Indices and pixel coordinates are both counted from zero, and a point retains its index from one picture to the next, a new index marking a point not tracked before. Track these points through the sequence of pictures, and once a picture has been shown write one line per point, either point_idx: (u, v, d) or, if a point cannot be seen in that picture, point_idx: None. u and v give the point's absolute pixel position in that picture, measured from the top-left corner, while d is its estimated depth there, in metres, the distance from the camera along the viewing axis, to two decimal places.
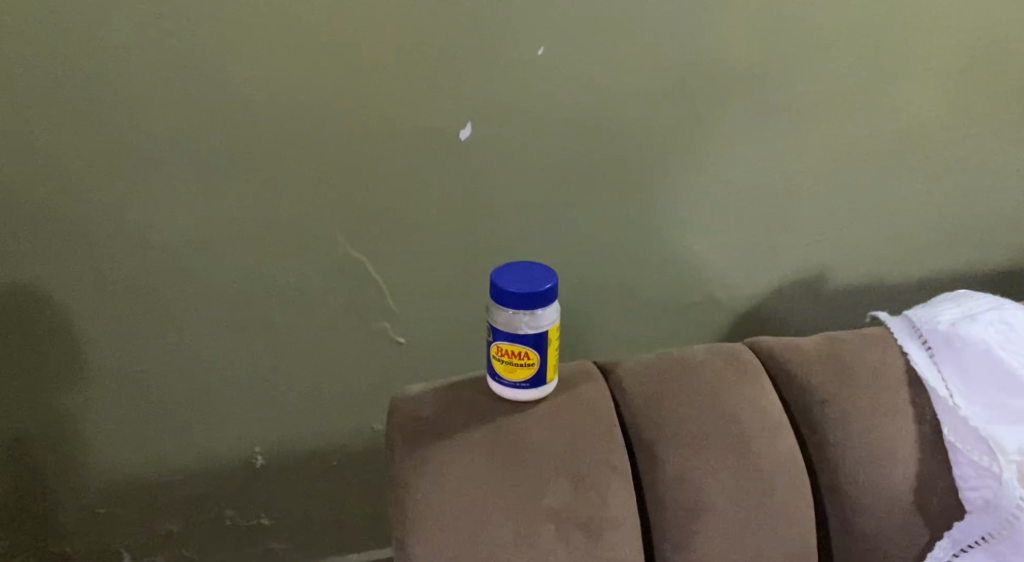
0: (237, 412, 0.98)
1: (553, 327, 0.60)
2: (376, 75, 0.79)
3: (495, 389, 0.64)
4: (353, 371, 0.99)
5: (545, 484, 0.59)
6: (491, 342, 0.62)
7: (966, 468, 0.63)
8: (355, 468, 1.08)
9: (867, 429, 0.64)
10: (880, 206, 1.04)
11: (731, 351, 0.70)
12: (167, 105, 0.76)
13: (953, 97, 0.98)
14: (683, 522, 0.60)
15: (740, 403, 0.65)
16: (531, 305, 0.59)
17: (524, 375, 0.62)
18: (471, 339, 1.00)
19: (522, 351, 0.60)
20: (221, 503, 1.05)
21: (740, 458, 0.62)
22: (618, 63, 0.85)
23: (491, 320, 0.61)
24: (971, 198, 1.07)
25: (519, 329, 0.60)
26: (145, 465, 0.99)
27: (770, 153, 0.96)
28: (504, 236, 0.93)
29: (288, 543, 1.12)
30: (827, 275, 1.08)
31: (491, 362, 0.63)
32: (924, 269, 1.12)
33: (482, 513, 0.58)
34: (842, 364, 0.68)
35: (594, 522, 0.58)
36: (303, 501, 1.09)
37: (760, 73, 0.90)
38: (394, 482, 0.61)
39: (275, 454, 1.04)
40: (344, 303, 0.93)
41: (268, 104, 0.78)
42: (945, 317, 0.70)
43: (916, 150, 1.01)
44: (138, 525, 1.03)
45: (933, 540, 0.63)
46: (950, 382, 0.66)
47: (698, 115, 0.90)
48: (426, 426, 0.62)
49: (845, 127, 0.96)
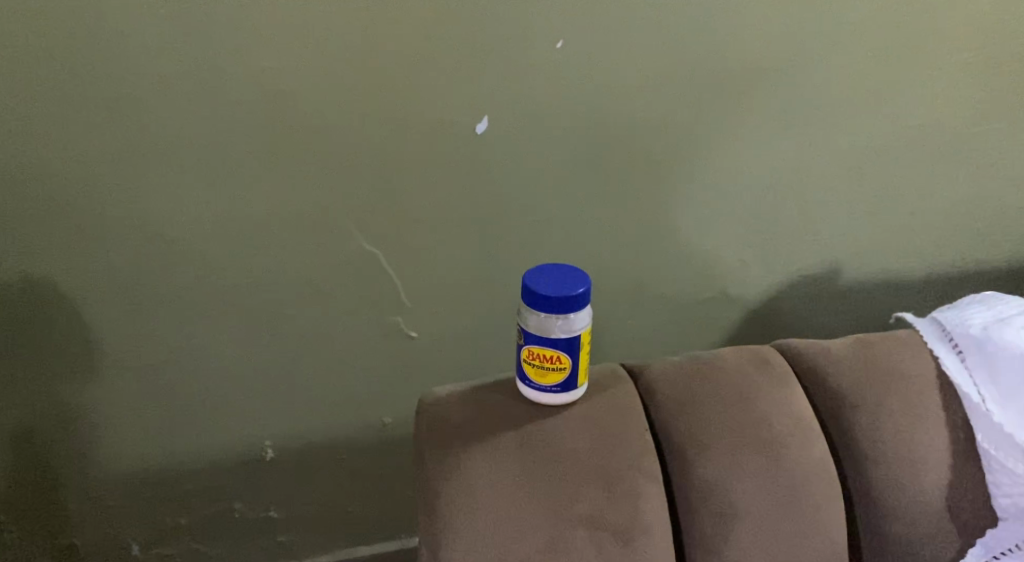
0: (248, 406, 0.98)
1: (585, 331, 0.59)
2: (393, 69, 0.78)
3: (524, 393, 0.63)
4: (365, 366, 0.98)
5: (577, 490, 0.58)
6: (521, 346, 0.61)
7: (1000, 475, 0.62)
8: (365, 462, 1.07)
9: (899, 436, 0.63)
10: (897, 202, 1.03)
11: (761, 354, 0.69)
12: (179, 99, 0.75)
13: (973, 92, 0.97)
14: (715, 529, 0.59)
15: (772, 408, 0.64)
16: (563, 309, 0.58)
17: (556, 378, 0.61)
18: (484, 334, 0.99)
19: (554, 355, 0.59)
20: (230, 495, 1.05)
21: (772, 465, 0.61)
22: (637, 58, 0.83)
23: (521, 323, 0.60)
24: (989, 195, 1.06)
25: (551, 333, 0.59)
26: (155, 458, 0.98)
27: (788, 149, 0.95)
28: (518, 232, 0.92)
29: (298, 536, 1.12)
30: (842, 271, 1.07)
31: (521, 365, 0.62)
32: (940, 265, 1.11)
33: (512, 519, 0.57)
34: (873, 367, 0.67)
35: (626, 529, 0.57)
36: (313, 494, 1.08)
37: (779, 68, 0.88)
38: (422, 486, 0.60)
39: (285, 448, 1.03)
40: (358, 297, 0.92)
41: (284, 98, 0.77)
42: (976, 321, 0.69)
43: (934, 147, 1.00)
44: (147, 517, 1.03)
45: (965, 547, 0.62)
46: (982, 388, 0.65)
47: (718, 110, 0.89)
48: (455, 430, 0.61)
49: (864, 123, 0.95)
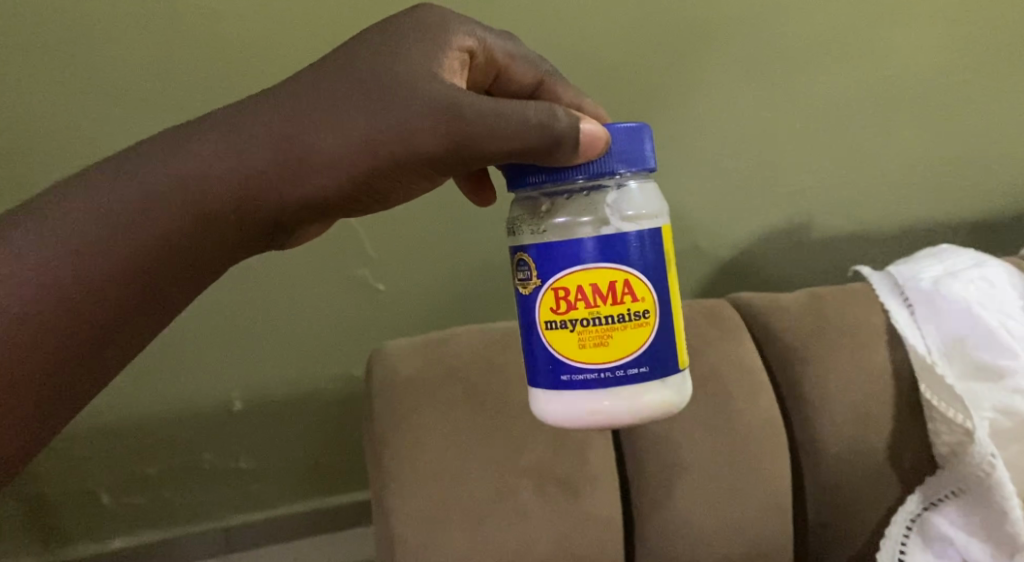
0: (212, 379, 0.84)
1: (665, 229, 0.44)
2: (335, 9, 0.70)
3: (570, 393, 0.43)
4: (284, 342, 0.84)
5: (526, 442, 0.59)
6: (557, 290, 0.42)
7: (939, 424, 0.63)
8: (342, 429, 0.90)
9: (845, 388, 0.64)
10: (901, 164, 0.92)
11: (713, 306, 0.68)
12: (98, 78, 0.66)
13: (965, 37, 0.88)
14: (660, 478, 0.61)
15: (721, 361, 0.64)
16: (618, 127, 0.43)
17: (632, 334, 0.42)
18: (418, 304, 0.86)
19: (621, 285, 0.42)
20: (195, 479, 0.88)
21: (719, 417, 0.62)
22: (594, 9, 0.76)
23: (527, 237, 0.44)
24: (1001, 142, 0.94)
25: (612, 223, 0.42)
26: (114, 444, 0.83)
27: (772, 104, 0.85)
28: (472, 211, 0.83)
29: (271, 522, 0.91)
30: (821, 232, 0.93)
31: (559, 328, 0.43)
32: (962, 222, 0.97)
33: (465, 471, 0.58)
34: (824, 319, 0.67)
35: (572, 479, 0.59)
36: (293, 470, 0.91)
37: (749, 17, 0.81)
38: (378, 452, 0.59)
39: (175, 425, 0.84)
40: (301, 275, 0.82)
41: (212, 52, 0.68)
42: (927, 275, 0.69)
43: (934, 97, 0.90)
44: (108, 518, 0.86)
45: (903, 494, 0.64)
46: (928, 339, 0.66)
47: (682, 65, 0.80)
48: (409, 386, 0.60)
49: (852, 74, 0.86)
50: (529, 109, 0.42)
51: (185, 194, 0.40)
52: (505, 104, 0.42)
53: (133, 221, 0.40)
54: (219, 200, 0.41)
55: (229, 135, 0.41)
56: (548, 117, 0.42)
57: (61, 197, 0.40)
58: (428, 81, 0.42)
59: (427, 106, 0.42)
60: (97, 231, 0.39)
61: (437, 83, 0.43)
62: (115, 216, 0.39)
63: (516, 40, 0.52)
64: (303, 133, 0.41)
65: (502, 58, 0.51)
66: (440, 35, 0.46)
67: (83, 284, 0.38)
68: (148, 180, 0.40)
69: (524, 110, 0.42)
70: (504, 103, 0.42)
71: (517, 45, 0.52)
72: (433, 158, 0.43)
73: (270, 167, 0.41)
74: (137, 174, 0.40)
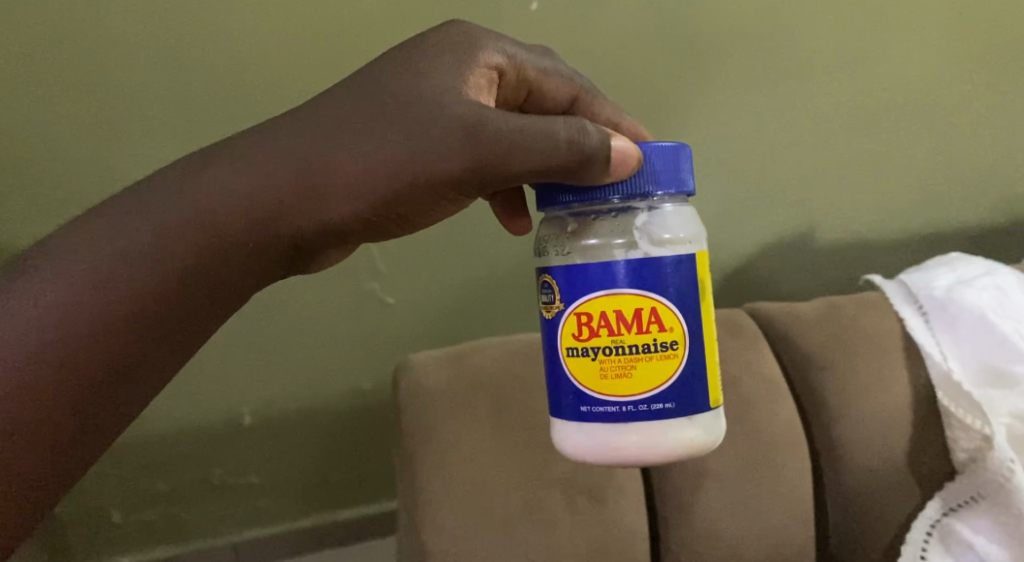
0: (230, 393, 0.84)
1: (700, 254, 0.45)
2: (357, 28, 0.71)
3: (594, 424, 0.44)
4: (303, 356, 0.85)
5: (553, 452, 0.60)
6: (584, 316, 0.43)
7: (957, 430, 0.64)
8: (358, 442, 0.91)
9: (864, 396, 0.65)
10: (909, 173, 0.93)
11: (732, 316, 0.69)
12: (129, 94, 0.68)
13: (969, 51, 0.90)
14: (685, 486, 0.62)
15: (741, 370, 0.65)
16: (652, 146, 0.45)
17: (659, 368, 0.43)
18: (432, 316, 0.87)
19: (650, 315, 0.42)
20: (211, 492, 0.88)
21: (741, 426, 0.63)
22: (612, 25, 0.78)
23: (553, 259, 0.45)
24: (1008, 151, 0.95)
25: (642, 246, 0.43)
26: (133, 456, 0.84)
27: (782, 115, 0.86)
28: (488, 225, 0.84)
29: (285, 536, 0.91)
30: (830, 241, 0.94)
31: (586, 356, 0.43)
32: (968, 231, 0.99)
33: (492, 481, 0.59)
34: (841, 328, 0.68)
35: (598, 489, 0.60)
36: (308, 482, 0.91)
37: (761, 32, 0.83)
38: (409, 463, 0.60)
39: (191, 439, 0.85)
40: (322, 288, 0.83)
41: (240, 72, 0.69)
42: (940, 283, 0.70)
43: (941, 109, 0.91)
44: (123, 531, 0.86)
45: (925, 500, 0.65)
46: (944, 347, 0.67)
47: (696, 79, 0.82)
48: (435, 397, 0.61)
49: (861, 87, 0.88)
50: (559, 126, 0.43)
51: (207, 223, 0.41)
52: (537, 121, 0.43)
53: (155, 251, 0.40)
54: (240, 227, 0.42)
55: (248, 164, 0.42)
56: (577, 133, 0.43)
57: (82, 226, 0.41)
58: (454, 97, 0.44)
59: (450, 129, 0.42)
60: (123, 262, 0.40)
61: (463, 102, 0.43)
62: (136, 249, 0.40)
63: (549, 56, 0.54)
64: (323, 159, 0.42)
65: (535, 75, 0.52)
66: (469, 52, 0.47)
67: (108, 314, 0.39)
68: (170, 208, 0.41)
69: (553, 127, 0.43)
70: (532, 120, 0.43)
71: (551, 61, 0.53)
72: (459, 180, 0.43)
73: (291, 193, 0.42)
74: (157, 205, 0.41)
